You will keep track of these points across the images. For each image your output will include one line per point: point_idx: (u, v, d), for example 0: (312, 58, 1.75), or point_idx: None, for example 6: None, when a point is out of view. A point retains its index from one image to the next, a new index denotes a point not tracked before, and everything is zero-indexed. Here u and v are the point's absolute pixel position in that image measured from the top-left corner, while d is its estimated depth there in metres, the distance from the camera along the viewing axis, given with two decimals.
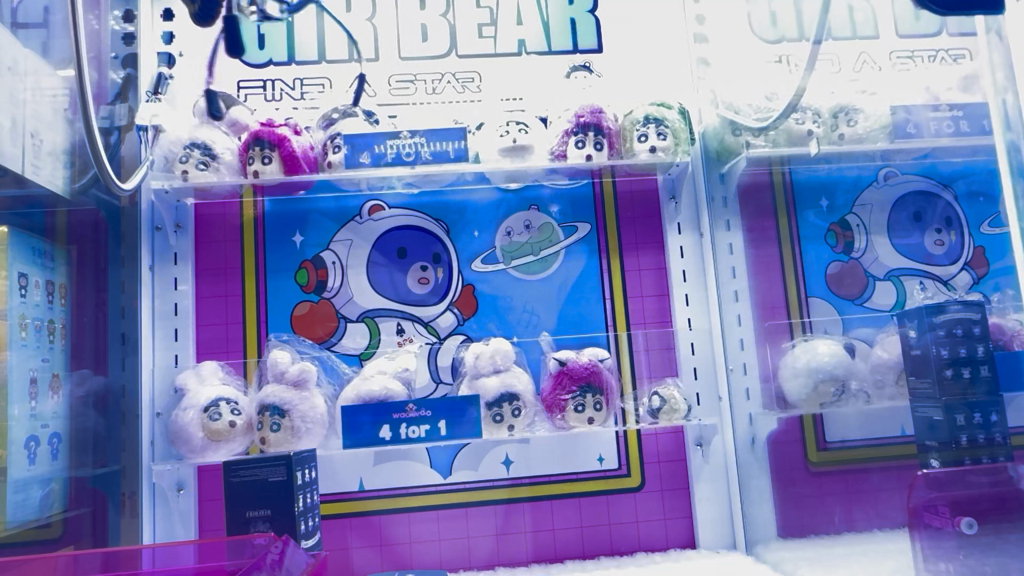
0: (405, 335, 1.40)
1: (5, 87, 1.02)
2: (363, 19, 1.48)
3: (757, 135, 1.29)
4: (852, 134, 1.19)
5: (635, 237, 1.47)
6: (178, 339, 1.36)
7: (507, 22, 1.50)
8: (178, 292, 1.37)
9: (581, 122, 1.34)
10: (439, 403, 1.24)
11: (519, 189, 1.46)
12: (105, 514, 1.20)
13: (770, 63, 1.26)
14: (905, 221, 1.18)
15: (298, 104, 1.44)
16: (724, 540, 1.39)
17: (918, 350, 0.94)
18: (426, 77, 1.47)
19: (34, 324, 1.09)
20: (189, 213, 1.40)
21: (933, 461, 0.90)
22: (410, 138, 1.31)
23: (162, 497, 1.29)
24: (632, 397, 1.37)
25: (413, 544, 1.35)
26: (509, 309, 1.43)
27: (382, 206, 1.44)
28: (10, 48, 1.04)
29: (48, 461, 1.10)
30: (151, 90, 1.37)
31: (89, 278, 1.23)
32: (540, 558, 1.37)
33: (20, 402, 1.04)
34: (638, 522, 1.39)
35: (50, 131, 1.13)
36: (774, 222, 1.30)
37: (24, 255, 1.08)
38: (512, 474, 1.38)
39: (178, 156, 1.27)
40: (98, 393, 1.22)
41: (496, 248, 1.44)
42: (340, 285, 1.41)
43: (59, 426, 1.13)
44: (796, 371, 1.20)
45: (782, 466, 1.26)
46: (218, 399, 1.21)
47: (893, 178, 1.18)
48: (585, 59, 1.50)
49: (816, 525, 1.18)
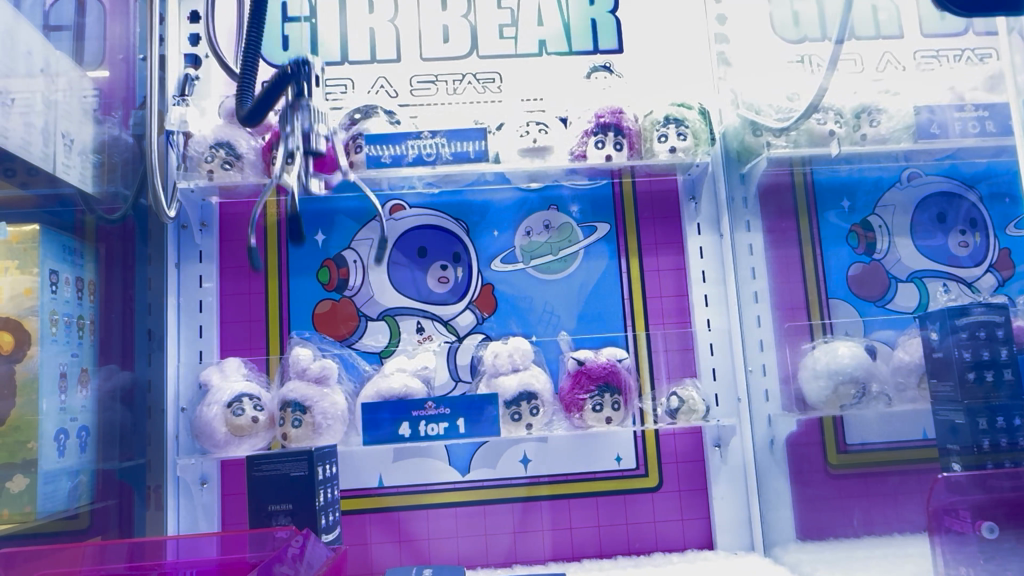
0: (425, 333, 1.41)
1: (40, 91, 1.06)
2: (386, 20, 1.49)
3: (778, 135, 1.28)
4: (875, 134, 1.17)
5: (655, 237, 1.47)
6: (202, 335, 1.38)
7: (528, 23, 1.51)
8: (202, 289, 1.40)
9: (601, 122, 1.34)
10: (458, 400, 1.25)
11: (540, 189, 1.47)
12: (131, 507, 1.23)
13: (792, 62, 1.27)
14: (928, 221, 1.17)
15: (321, 104, 1.46)
16: (742, 542, 1.38)
17: (940, 352, 0.94)
18: (447, 77, 1.48)
19: (64, 320, 1.12)
20: (214, 211, 1.42)
21: (955, 464, 0.89)
22: (431, 139, 1.33)
23: (186, 490, 1.32)
24: (650, 397, 1.38)
25: (431, 540, 1.36)
26: (530, 309, 1.43)
27: (403, 205, 1.45)
28: (42, 50, 1.09)
29: (77, 453, 1.13)
30: (178, 92, 1.35)
31: (116, 277, 1.25)
32: (558, 556, 1.37)
33: (50, 396, 1.07)
34: (655, 522, 1.39)
35: (80, 131, 1.17)
36: (795, 224, 1.31)
37: (55, 251, 1.11)
38: (530, 472, 1.39)
39: (202, 156, 1.30)
40: (124, 387, 1.25)
41: (515, 248, 1.45)
42: (361, 284, 1.42)
43: (87, 420, 1.17)
44: (816, 372, 1.21)
45: (800, 466, 1.26)
46: (241, 395, 1.24)
47: (916, 178, 1.18)
48: (606, 59, 1.50)
49: (834, 527, 1.17)
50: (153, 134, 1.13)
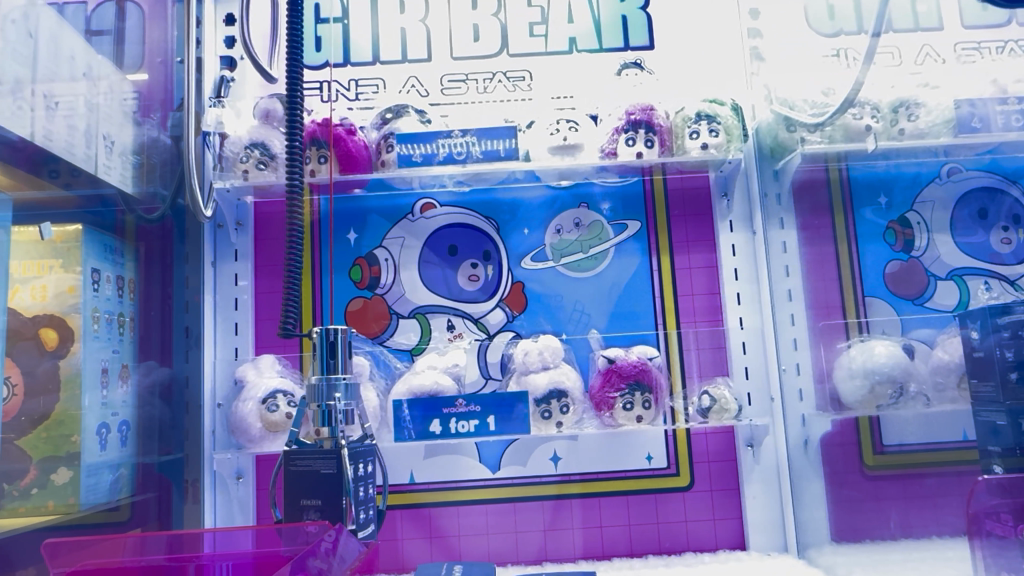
0: (456, 330, 1.42)
1: (82, 95, 1.09)
2: (417, 20, 1.50)
3: (813, 131, 1.26)
4: (913, 130, 1.15)
5: (686, 235, 1.46)
6: (238, 332, 1.39)
7: (558, 21, 1.51)
8: (238, 287, 1.41)
9: (632, 119, 1.34)
10: (488, 397, 1.26)
11: (571, 187, 1.46)
12: (170, 499, 1.27)
13: (827, 56, 1.25)
14: (968, 218, 1.18)
15: (353, 104, 1.47)
16: (776, 543, 1.36)
17: (981, 352, 0.93)
18: (477, 76, 1.48)
19: (105, 318, 1.15)
20: (249, 211, 1.44)
21: (997, 466, 0.87)
22: (461, 138, 1.33)
23: (223, 484, 1.34)
24: (682, 396, 1.36)
25: (461, 537, 1.37)
26: (559, 307, 1.43)
27: (434, 204, 1.46)
28: (84, 55, 1.12)
29: (118, 447, 1.17)
30: (213, 94, 1.39)
31: (155, 274, 1.30)
32: (588, 555, 1.37)
33: (92, 392, 1.10)
34: (687, 522, 1.38)
35: (120, 133, 1.20)
36: (830, 221, 1.29)
37: (96, 250, 1.13)
38: (561, 470, 1.38)
39: (239, 156, 1.32)
40: (163, 383, 1.29)
41: (545, 245, 1.45)
42: (393, 282, 1.43)
43: (127, 414, 1.21)
44: (852, 372, 1.18)
45: (836, 467, 1.24)
46: (275, 391, 1.26)
47: (956, 174, 1.19)
48: (636, 56, 1.49)
49: (871, 530, 1.16)
50: (189, 136, 1.15)
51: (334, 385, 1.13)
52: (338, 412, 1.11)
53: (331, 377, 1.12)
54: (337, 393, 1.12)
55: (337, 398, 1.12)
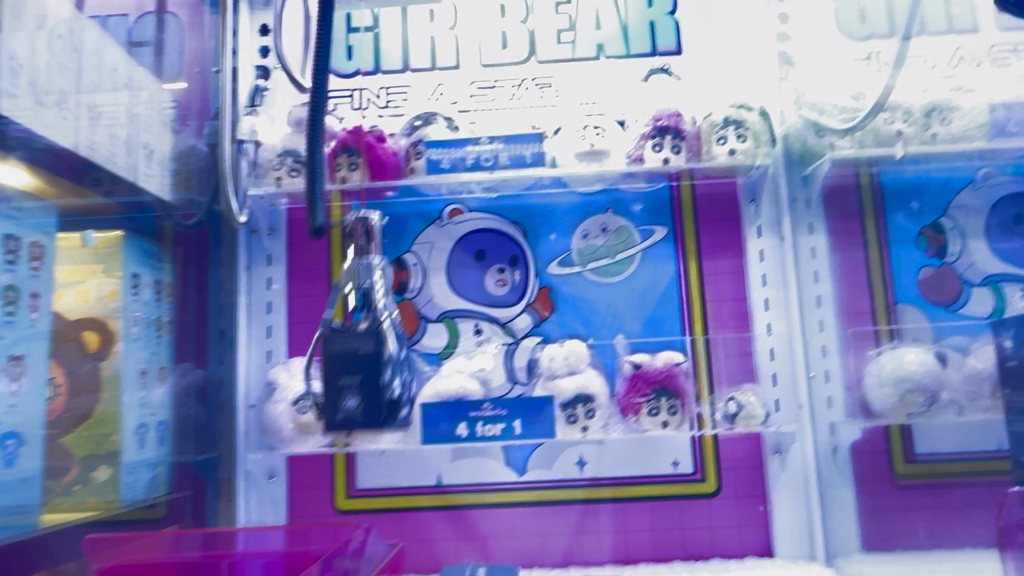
0: (483, 335, 1.43)
1: (124, 106, 1.14)
2: (446, 28, 1.52)
3: (843, 137, 1.27)
4: (946, 134, 1.15)
5: (713, 240, 1.44)
6: (271, 335, 1.42)
7: (586, 27, 1.51)
8: (271, 291, 1.44)
9: (659, 125, 1.35)
10: (515, 401, 1.28)
11: (600, 191, 1.47)
12: (204, 498, 1.30)
13: (860, 60, 1.25)
14: (1005, 222, 1.15)
15: (382, 112, 1.49)
16: (803, 551, 1.35)
17: (1015, 360, 0.92)
18: (507, 82, 1.49)
19: (144, 321, 1.21)
20: (282, 217, 1.45)
21: None
22: (489, 144, 1.36)
23: (256, 483, 1.38)
24: (709, 401, 1.32)
25: (487, 539, 1.38)
26: (592, 312, 1.43)
27: (463, 209, 1.48)
28: (126, 68, 1.16)
29: (156, 446, 1.21)
30: (248, 101, 1.43)
31: (191, 277, 1.32)
32: (612, 559, 1.37)
33: (131, 390, 1.15)
34: (713, 528, 1.37)
35: (160, 142, 1.24)
36: (860, 226, 1.30)
37: (136, 256, 1.19)
38: (588, 475, 1.39)
39: (272, 163, 1.37)
40: (198, 385, 1.32)
41: (573, 250, 1.46)
42: (422, 286, 1.45)
43: (165, 414, 1.25)
44: (881, 380, 1.17)
45: (867, 474, 1.25)
46: (306, 393, 1.29)
47: (992, 178, 1.15)
48: (664, 62, 1.49)
49: (900, 537, 1.17)
50: (225, 144, 1.19)
51: (371, 269, 1.18)
52: (374, 293, 1.17)
53: (367, 263, 1.18)
54: (374, 276, 1.18)
55: (373, 280, 1.18)
